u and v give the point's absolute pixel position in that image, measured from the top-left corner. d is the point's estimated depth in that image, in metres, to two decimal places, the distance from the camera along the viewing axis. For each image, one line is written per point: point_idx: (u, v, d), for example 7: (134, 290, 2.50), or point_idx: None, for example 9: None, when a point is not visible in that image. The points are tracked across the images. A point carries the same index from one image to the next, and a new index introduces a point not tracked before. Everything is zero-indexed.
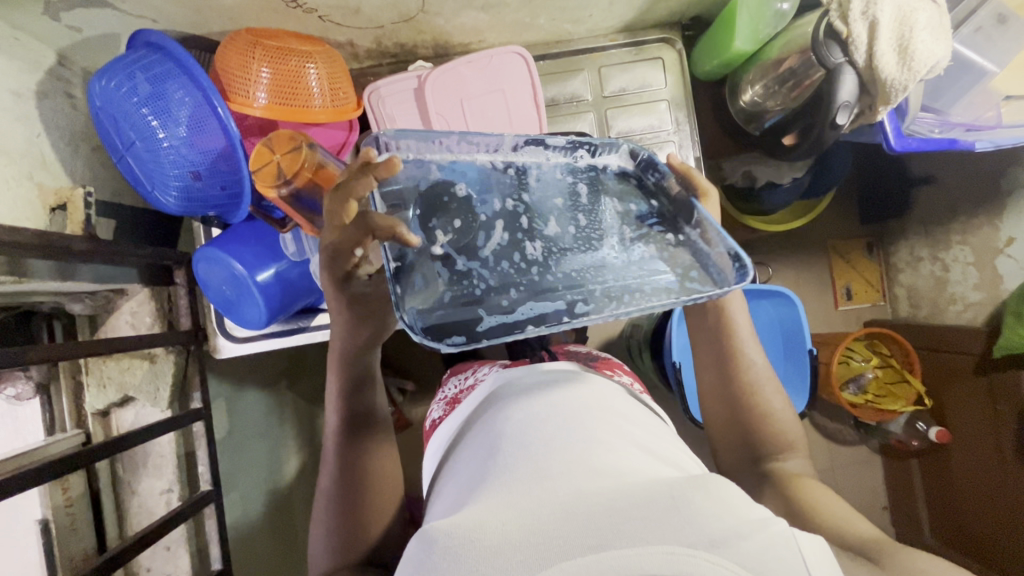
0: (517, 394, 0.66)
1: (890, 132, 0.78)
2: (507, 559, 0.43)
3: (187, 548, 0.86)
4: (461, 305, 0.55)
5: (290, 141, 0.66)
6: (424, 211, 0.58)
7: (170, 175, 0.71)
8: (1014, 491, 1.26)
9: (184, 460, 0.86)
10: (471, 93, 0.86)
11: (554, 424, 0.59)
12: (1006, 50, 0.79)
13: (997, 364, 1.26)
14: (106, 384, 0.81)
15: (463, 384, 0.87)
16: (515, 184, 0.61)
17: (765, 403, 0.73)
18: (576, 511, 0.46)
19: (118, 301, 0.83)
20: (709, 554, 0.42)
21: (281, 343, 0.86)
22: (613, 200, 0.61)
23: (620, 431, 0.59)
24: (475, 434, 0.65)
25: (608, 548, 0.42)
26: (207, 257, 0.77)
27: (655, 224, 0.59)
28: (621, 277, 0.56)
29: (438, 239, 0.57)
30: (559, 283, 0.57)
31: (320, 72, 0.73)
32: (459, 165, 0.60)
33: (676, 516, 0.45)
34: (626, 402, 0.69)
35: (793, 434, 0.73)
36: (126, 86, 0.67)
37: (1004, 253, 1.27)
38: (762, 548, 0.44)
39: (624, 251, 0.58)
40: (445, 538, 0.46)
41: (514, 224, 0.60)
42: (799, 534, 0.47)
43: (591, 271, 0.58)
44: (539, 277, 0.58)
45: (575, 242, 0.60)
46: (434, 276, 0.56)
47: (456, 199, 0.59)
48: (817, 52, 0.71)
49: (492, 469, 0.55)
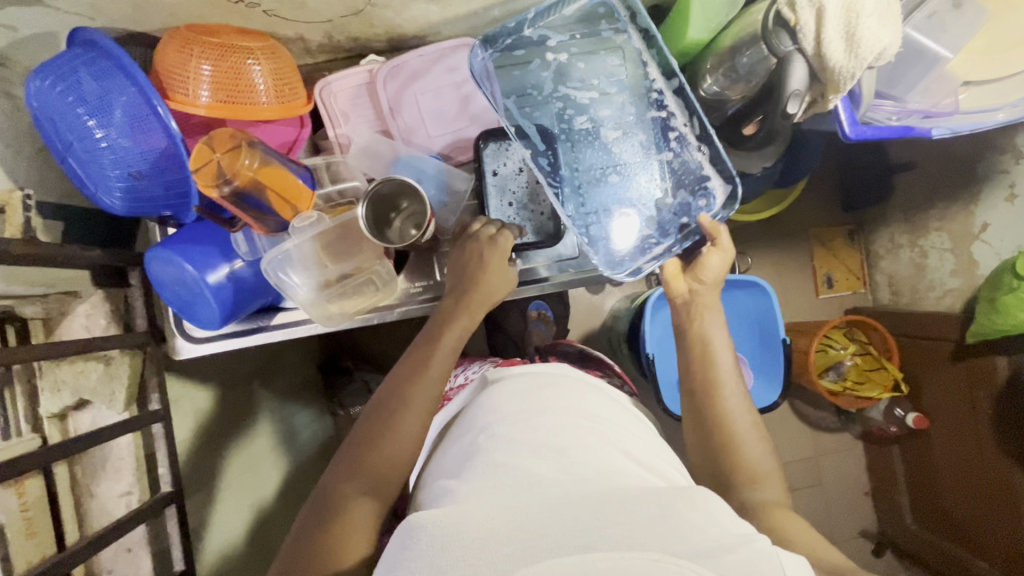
0: (507, 390, 0.66)
1: (845, 122, 0.79)
2: (494, 551, 0.41)
3: (148, 549, 0.85)
4: (507, 89, 0.86)
5: (230, 140, 0.66)
6: (580, 49, 0.87)
7: (111, 176, 0.70)
8: (992, 478, 1.27)
9: (144, 462, 0.86)
10: (424, 86, 0.88)
11: (544, 428, 0.59)
12: (959, 35, 0.78)
13: (973, 349, 1.27)
14: (60, 388, 0.81)
15: (453, 383, 0.87)
16: (636, 99, 0.86)
17: (739, 435, 0.71)
18: (565, 513, 0.45)
19: (72, 303, 0.83)
20: (693, 563, 0.40)
21: (240, 343, 0.86)
22: (656, 181, 0.86)
23: (609, 441, 0.60)
24: (460, 434, 0.64)
25: (597, 550, 0.40)
26: (158, 257, 0.75)
27: (652, 222, 0.86)
28: (592, 182, 0.87)
29: (554, 55, 0.87)
30: (562, 137, 0.87)
31: (265, 69, 0.72)
32: (633, 52, 0.85)
33: (662, 525, 0.44)
34: (612, 408, 0.68)
35: (763, 464, 0.70)
36: (61, 85, 0.66)
37: (979, 239, 1.27)
38: (745, 563, 0.43)
39: (611, 183, 0.87)
40: (434, 527, 0.45)
41: (597, 105, 0.88)
42: (782, 553, 0.46)
43: (584, 155, 0.87)
44: (563, 126, 0.88)
45: (606, 142, 0.88)
46: (525, 66, 0.86)
47: (604, 57, 0.86)
48: (767, 42, 0.73)
49: (480, 469, 0.55)
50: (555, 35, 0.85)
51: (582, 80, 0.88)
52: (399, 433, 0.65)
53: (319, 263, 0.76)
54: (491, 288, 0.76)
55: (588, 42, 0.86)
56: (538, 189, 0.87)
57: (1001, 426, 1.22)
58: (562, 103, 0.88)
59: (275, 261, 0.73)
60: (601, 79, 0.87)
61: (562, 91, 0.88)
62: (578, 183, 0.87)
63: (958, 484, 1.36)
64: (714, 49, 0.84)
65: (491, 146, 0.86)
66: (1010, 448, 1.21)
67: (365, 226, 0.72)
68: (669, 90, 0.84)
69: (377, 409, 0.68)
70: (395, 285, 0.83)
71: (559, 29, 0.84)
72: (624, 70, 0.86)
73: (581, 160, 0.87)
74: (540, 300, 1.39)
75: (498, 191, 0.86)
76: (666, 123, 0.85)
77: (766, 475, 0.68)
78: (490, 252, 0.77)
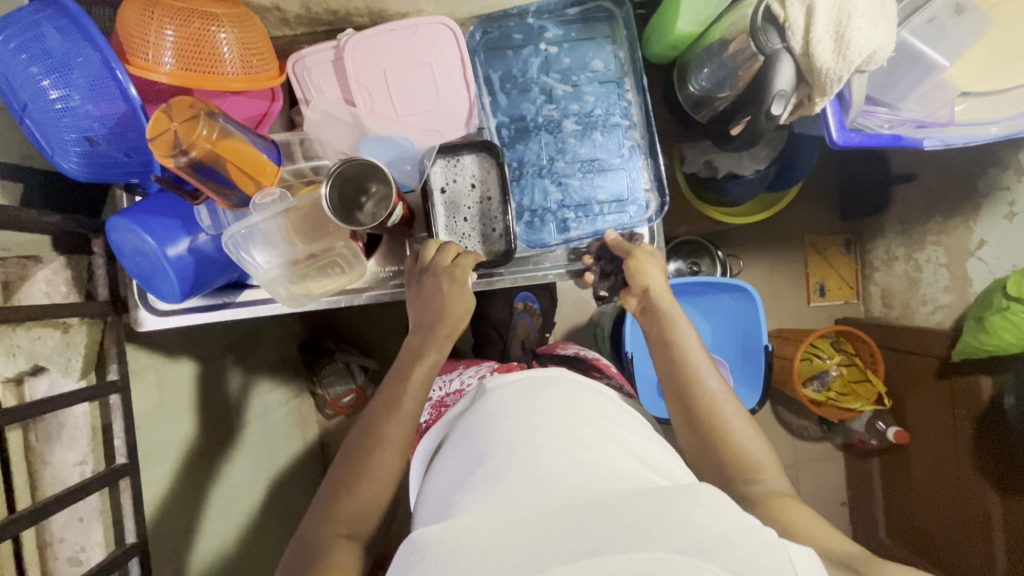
0: (506, 395, 0.64)
1: (833, 126, 0.75)
2: (499, 563, 0.40)
3: (101, 520, 0.84)
4: (490, 63, 0.91)
5: (190, 109, 0.64)
6: (569, 44, 0.90)
7: (67, 139, 0.68)
8: (967, 496, 1.26)
9: (100, 432, 0.83)
10: (396, 63, 0.85)
11: (543, 428, 0.57)
12: (958, 42, 0.75)
13: (960, 367, 1.24)
14: (16, 354, 0.77)
15: (449, 387, 0.86)
16: (609, 102, 0.90)
17: (724, 419, 0.68)
18: (568, 517, 0.44)
19: (33, 268, 0.80)
20: (702, 559, 0.39)
21: (204, 318, 0.86)
22: (604, 180, 0.89)
23: (608, 437, 0.58)
24: (461, 437, 0.62)
25: (604, 554, 0.39)
26: (117, 226, 0.73)
27: (590, 214, 0.89)
28: (546, 162, 0.90)
29: (544, 46, 0.90)
30: (531, 117, 0.91)
31: (232, 38, 0.70)
32: (617, 60, 0.90)
33: (668, 523, 0.42)
34: (610, 406, 0.66)
35: (755, 452, 0.66)
36: (14, 41, 0.63)
37: (975, 255, 1.24)
38: (752, 556, 0.41)
39: (563, 168, 0.90)
40: (437, 542, 0.44)
41: (569, 97, 0.90)
42: (790, 545, 0.44)
43: (545, 137, 0.91)
44: (532, 107, 0.91)
45: (573, 132, 0.90)
46: (516, 51, 0.91)
47: (591, 57, 0.90)
48: (754, 38, 0.69)
49: (482, 476, 0.53)
50: (553, 30, 0.90)
51: (567, 67, 0.90)
52: (374, 467, 0.64)
53: (288, 242, 0.74)
54: (458, 316, 0.73)
55: (581, 38, 0.90)
56: (489, 207, 0.83)
57: (981, 445, 1.21)
58: (546, 93, 0.91)
59: (238, 237, 0.71)
60: (582, 75, 0.90)
61: (541, 77, 0.91)
62: (535, 163, 0.91)
63: (934, 499, 1.35)
64: (703, 44, 0.83)
65: (439, 163, 0.83)
66: (987, 469, 1.20)
67: (331, 211, 0.69)
68: (637, 103, 0.89)
69: (354, 443, 0.67)
70: (362, 267, 0.80)
71: (557, 25, 0.90)
72: (606, 73, 0.90)
73: (565, 150, 0.90)
74: (525, 292, 1.37)
75: (447, 210, 0.83)
76: (627, 131, 0.90)
77: (755, 471, 0.65)
78: (447, 283, 0.74)
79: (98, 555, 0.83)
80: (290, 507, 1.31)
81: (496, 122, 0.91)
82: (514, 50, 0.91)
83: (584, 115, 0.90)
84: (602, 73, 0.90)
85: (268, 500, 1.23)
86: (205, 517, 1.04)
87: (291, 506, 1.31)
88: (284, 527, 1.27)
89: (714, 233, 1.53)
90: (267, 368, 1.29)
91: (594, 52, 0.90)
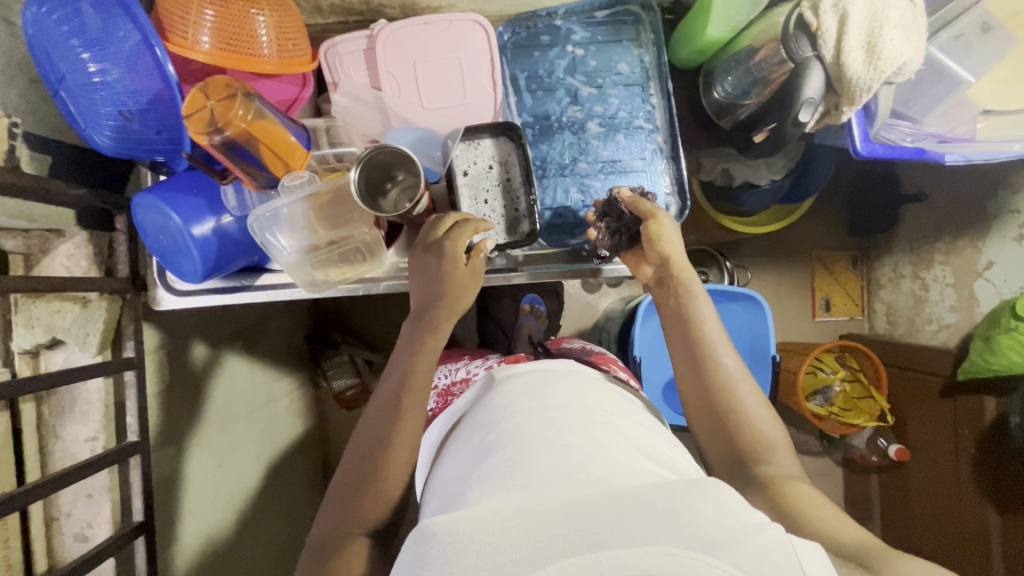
0: (516, 391, 0.63)
1: (857, 136, 0.76)
2: (506, 555, 0.40)
3: (109, 497, 0.83)
4: (516, 62, 0.92)
5: (226, 89, 0.65)
6: (597, 46, 0.91)
7: (102, 113, 0.68)
8: (967, 513, 1.25)
9: (113, 408, 0.83)
10: (426, 56, 0.85)
11: (554, 425, 0.56)
12: (985, 60, 0.76)
13: (963, 387, 1.25)
14: (33, 325, 0.78)
15: (454, 376, 0.87)
16: (634, 105, 0.91)
17: (740, 402, 0.68)
18: (576, 510, 0.43)
19: (55, 242, 0.81)
20: (709, 556, 0.38)
21: (220, 301, 0.85)
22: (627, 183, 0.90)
23: (618, 434, 0.57)
24: (471, 431, 0.62)
25: (610, 547, 0.39)
26: (146, 204, 0.74)
27: None
28: (571, 162, 0.91)
29: (571, 46, 0.91)
30: (556, 118, 0.91)
31: (270, 22, 0.71)
32: (644, 63, 0.91)
33: (676, 518, 0.41)
34: (621, 404, 0.65)
35: (772, 434, 0.67)
36: (59, 14, 0.64)
37: (982, 276, 1.25)
38: (760, 551, 0.40)
39: (588, 169, 0.91)
40: (445, 534, 0.44)
41: (594, 98, 0.91)
42: (798, 542, 0.43)
43: (570, 138, 0.91)
44: (558, 107, 0.91)
45: (597, 135, 0.91)
46: (544, 50, 0.92)
47: (617, 59, 0.91)
48: (786, 46, 0.70)
49: (490, 471, 0.52)
50: (581, 31, 0.91)
51: (593, 69, 0.91)
52: (401, 446, 0.66)
53: (310, 228, 0.74)
54: (458, 301, 0.73)
55: (608, 41, 0.91)
56: (511, 186, 0.84)
57: (983, 465, 1.21)
58: (571, 94, 0.91)
59: (263, 220, 0.71)
60: (608, 76, 0.91)
61: (567, 76, 0.91)
62: (558, 162, 0.91)
63: (934, 517, 1.34)
64: (732, 50, 0.85)
65: (461, 146, 0.83)
66: (989, 489, 1.20)
67: (359, 196, 0.70)
68: (661, 108, 0.91)
69: (370, 431, 0.67)
70: (384, 256, 0.80)
71: (585, 28, 0.91)
72: (632, 76, 0.91)
73: (588, 151, 0.91)
74: (534, 293, 1.37)
75: (470, 192, 0.83)
76: (651, 135, 0.91)
77: (774, 467, 0.65)
78: (442, 262, 0.72)
79: (104, 532, 0.82)
80: (286, 500, 1.29)
81: (520, 120, 0.92)
82: (542, 50, 0.92)
83: (608, 116, 0.91)
84: (626, 76, 0.91)
85: (266, 490, 1.22)
86: (204, 503, 1.03)
87: (287, 498, 1.30)
88: (280, 519, 1.26)
89: (723, 243, 1.54)
90: (275, 356, 1.30)
91: (620, 55, 0.91)
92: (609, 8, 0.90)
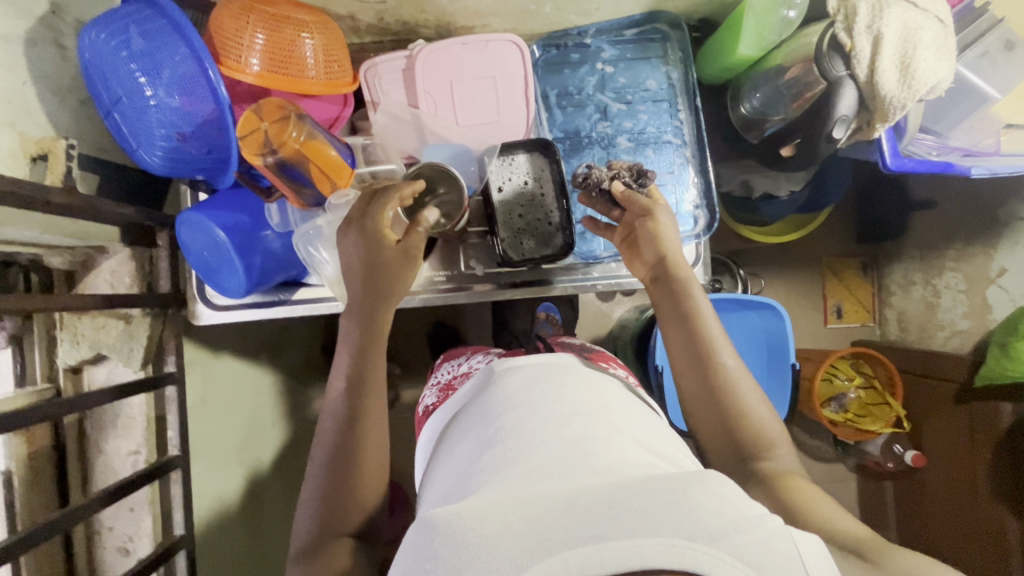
0: (517, 386, 0.63)
1: (887, 151, 0.78)
2: (508, 547, 0.40)
3: (150, 510, 0.85)
4: (546, 79, 0.94)
5: (279, 110, 0.68)
6: (626, 63, 0.93)
7: (156, 134, 0.70)
8: (984, 517, 1.27)
9: (154, 423, 0.85)
10: (462, 74, 0.87)
11: (555, 419, 0.57)
12: (1009, 77, 0.79)
13: (978, 392, 1.27)
14: (79, 341, 0.80)
15: (457, 371, 0.86)
16: (662, 120, 0.93)
17: (740, 398, 0.70)
18: (578, 502, 0.43)
19: (98, 259, 0.82)
20: (710, 547, 0.39)
21: (259, 314, 0.87)
22: None
23: (619, 428, 0.57)
24: (471, 428, 0.62)
25: (611, 540, 0.39)
26: (190, 221, 0.75)
27: None
28: None
29: (601, 64, 0.93)
30: (586, 132, 0.93)
31: (317, 44, 0.73)
32: (671, 80, 0.93)
33: (677, 510, 0.42)
34: (622, 400, 0.65)
35: (773, 432, 0.69)
36: (117, 39, 0.65)
37: (994, 282, 1.28)
38: (759, 544, 0.41)
39: None
40: (445, 527, 0.44)
41: (624, 113, 0.93)
42: (795, 531, 0.44)
43: (599, 152, 0.93)
44: (588, 122, 0.93)
45: (625, 149, 0.93)
46: (573, 68, 0.94)
47: (646, 75, 0.93)
48: (820, 63, 0.76)
49: (491, 463, 0.52)
50: (609, 49, 0.94)
51: (622, 85, 0.93)
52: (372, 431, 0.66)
53: None
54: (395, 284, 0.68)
55: (637, 58, 0.93)
56: (540, 202, 0.85)
57: (1000, 469, 1.22)
58: (600, 110, 0.93)
59: (307, 235, 0.75)
60: (637, 92, 0.93)
61: (597, 92, 0.93)
62: None
63: (950, 522, 1.35)
64: (761, 67, 0.87)
65: (496, 161, 0.85)
66: (1006, 493, 1.22)
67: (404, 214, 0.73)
68: (689, 122, 0.93)
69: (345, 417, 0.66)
70: None
71: (614, 46, 0.94)
72: (661, 93, 0.93)
73: None
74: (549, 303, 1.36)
75: (504, 211, 0.84)
76: (679, 149, 0.92)
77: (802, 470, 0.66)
78: (370, 235, 0.67)
79: (146, 545, 0.84)
80: None
81: (551, 136, 0.93)
82: (572, 67, 0.94)
83: (637, 131, 0.93)
84: (654, 92, 0.93)
85: None
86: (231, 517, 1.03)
87: None
88: None
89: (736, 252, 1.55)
90: None
91: (648, 72, 0.93)
92: (638, 29, 0.93)
